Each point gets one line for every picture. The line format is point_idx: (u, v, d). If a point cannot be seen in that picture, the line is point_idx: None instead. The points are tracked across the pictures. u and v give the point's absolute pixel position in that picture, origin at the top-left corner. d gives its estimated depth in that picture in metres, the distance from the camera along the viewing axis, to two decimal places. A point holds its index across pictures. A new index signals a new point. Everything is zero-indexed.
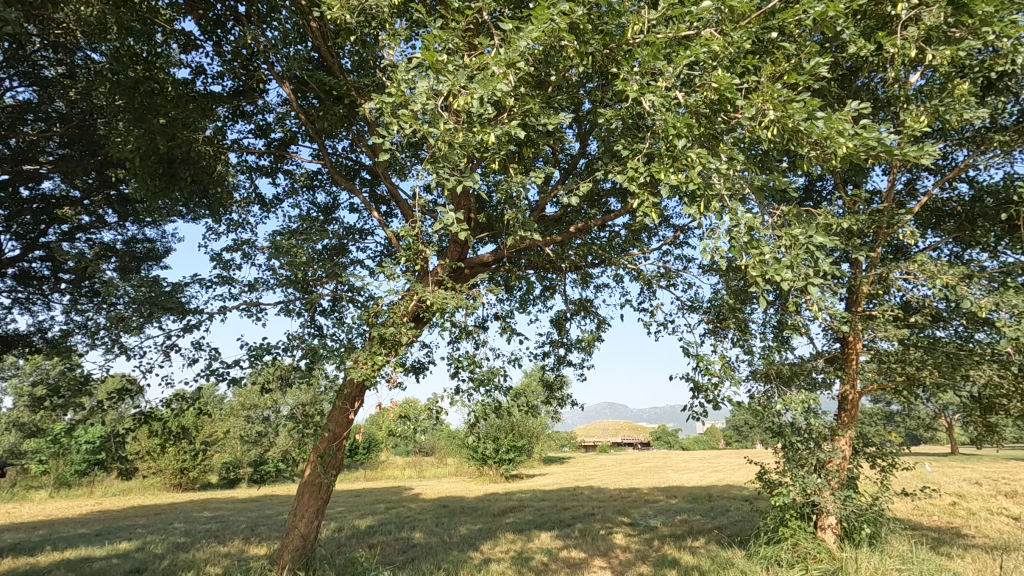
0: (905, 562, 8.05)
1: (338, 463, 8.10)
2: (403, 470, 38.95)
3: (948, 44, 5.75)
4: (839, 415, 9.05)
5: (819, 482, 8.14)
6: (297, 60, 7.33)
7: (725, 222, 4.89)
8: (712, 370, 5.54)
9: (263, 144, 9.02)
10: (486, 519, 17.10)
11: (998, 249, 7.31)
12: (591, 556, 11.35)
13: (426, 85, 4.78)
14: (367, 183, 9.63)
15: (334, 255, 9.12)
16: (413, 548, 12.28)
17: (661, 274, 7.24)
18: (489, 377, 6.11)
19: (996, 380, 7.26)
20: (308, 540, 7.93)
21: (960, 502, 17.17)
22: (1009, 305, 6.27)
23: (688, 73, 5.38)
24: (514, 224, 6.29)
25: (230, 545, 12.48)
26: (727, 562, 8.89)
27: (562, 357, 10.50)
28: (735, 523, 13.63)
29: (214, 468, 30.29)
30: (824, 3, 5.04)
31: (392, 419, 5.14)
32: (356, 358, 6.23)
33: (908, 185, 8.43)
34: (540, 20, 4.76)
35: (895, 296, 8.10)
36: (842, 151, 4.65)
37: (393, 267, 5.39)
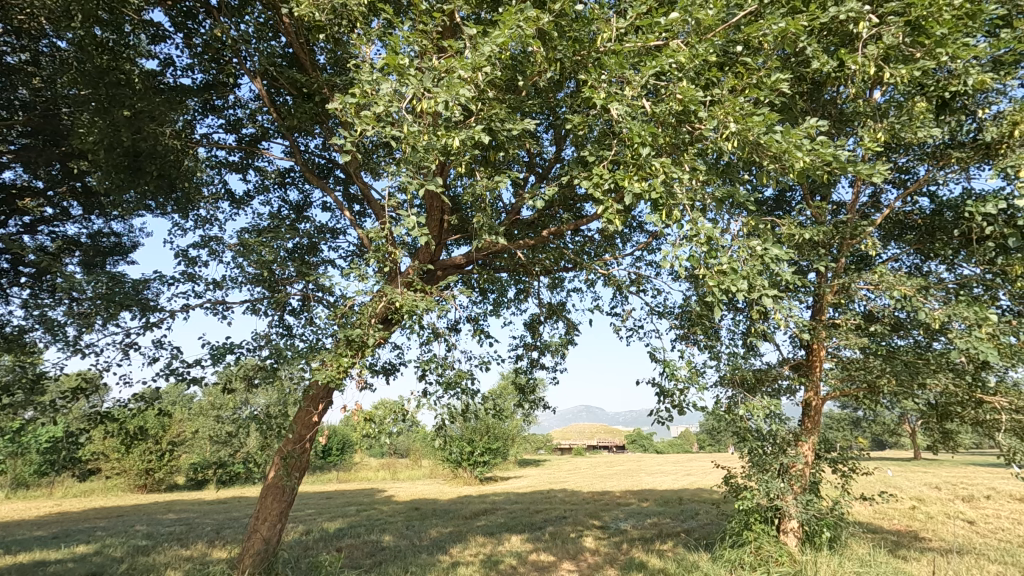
0: (863, 565, 8.27)
1: (302, 465, 8.01)
2: (376, 473, 38.55)
3: (906, 63, 5.93)
4: (803, 421, 9.23)
5: (782, 487, 8.27)
6: (266, 56, 7.23)
7: (684, 231, 5.03)
8: (677, 376, 5.61)
9: (234, 139, 8.84)
10: (458, 522, 16.99)
11: (955, 262, 7.55)
12: (560, 559, 11.36)
13: (391, 87, 4.77)
14: (340, 182, 9.53)
15: (304, 254, 9.00)
16: (381, 550, 12.15)
17: (631, 280, 7.31)
18: (457, 380, 6.13)
19: (951, 389, 7.47)
20: (270, 544, 7.75)
21: (920, 506, 17.67)
22: (961, 317, 6.47)
23: (656, 83, 5.47)
24: (484, 227, 6.29)
25: (193, 549, 12.18)
26: (692, 565, 9.00)
27: (535, 360, 10.53)
28: (703, 526, 13.82)
29: (181, 469, 29.62)
30: (785, 20, 5.18)
31: (357, 422, 5.11)
32: (321, 359, 6.16)
33: (872, 198, 8.65)
34: (508, 25, 4.78)
35: (857, 306, 8.31)
36: (800, 165, 4.79)
37: (361, 268, 5.37)
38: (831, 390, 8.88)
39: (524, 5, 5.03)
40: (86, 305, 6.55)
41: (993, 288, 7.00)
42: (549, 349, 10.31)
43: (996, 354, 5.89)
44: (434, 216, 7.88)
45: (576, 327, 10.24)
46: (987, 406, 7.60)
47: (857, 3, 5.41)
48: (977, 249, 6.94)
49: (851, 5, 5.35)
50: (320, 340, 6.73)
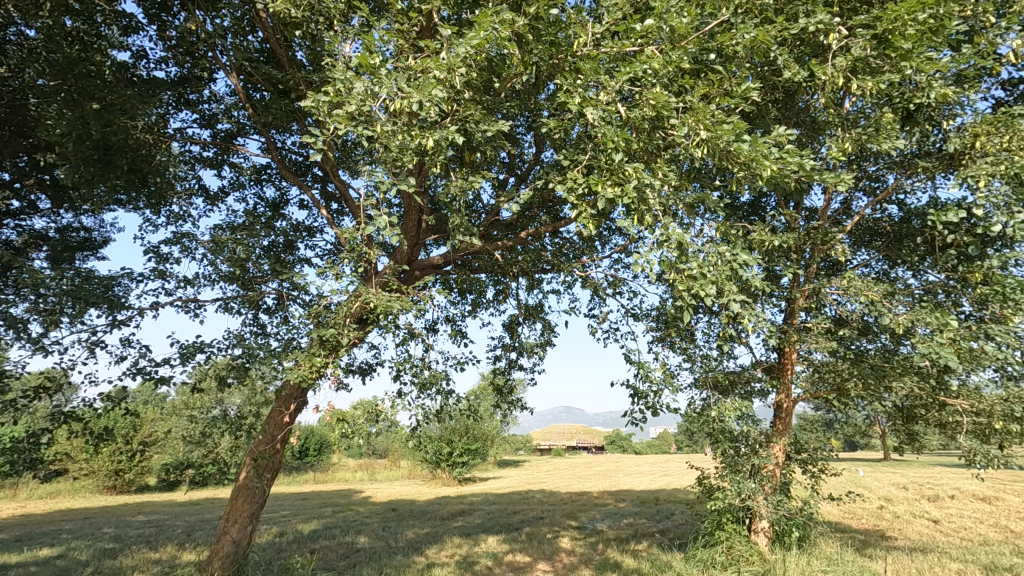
0: (830, 564, 8.45)
1: (274, 466, 7.90)
2: (354, 473, 38.24)
3: (872, 75, 6.10)
4: (775, 423, 9.38)
5: (753, 487, 8.41)
6: (240, 52, 7.13)
7: (656, 235, 5.10)
8: (650, 378, 5.68)
9: (208, 135, 8.69)
10: (434, 523, 16.94)
11: (921, 269, 7.77)
12: (535, 560, 11.39)
13: (363, 88, 4.77)
14: (317, 179, 9.42)
15: (280, 252, 8.90)
16: (356, 552, 12.03)
17: (607, 282, 7.38)
18: (433, 380, 6.14)
19: (915, 392, 7.68)
20: (241, 546, 7.62)
21: (888, 505, 18.11)
22: (924, 322, 6.65)
23: (631, 88, 5.54)
24: (459, 228, 6.29)
25: (162, 551, 11.96)
26: (665, 565, 9.11)
27: (513, 361, 10.56)
28: (678, 526, 13.99)
29: (152, 471, 28.98)
30: (755, 30, 5.30)
31: (330, 423, 5.07)
32: (294, 359, 6.10)
33: (843, 205, 8.85)
34: (484, 27, 4.80)
35: (827, 310, 8.49)
36: (767, 172, 4.90)
37: (335, 267, 5.34)
38: (801, 392, 9.05)
39: (500, 8, 5.06)
40: (50, 301, 6.36)
41: (956, 294, 7.22)
42: (528, 351, 10.34)
43: (956, 359, 6.07)
44: (412, 216, 7.81)
45: (553, 329, 10.30)
46: (950, 409, 7.84)
47: (826, 16, 5.55)
48: (940, 257, 7.15)
49: (820, 17, 5.48)
50: (294, 339, 6.67)
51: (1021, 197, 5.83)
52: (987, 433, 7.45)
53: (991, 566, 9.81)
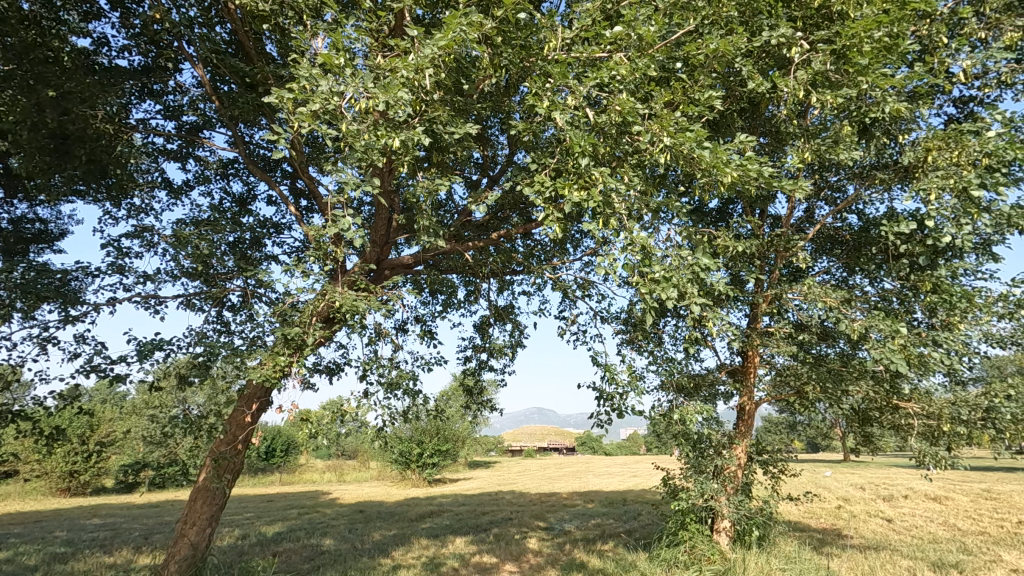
0: (787, 562, 8.67)
1: (235, 466, 7.71)
2: (321, 474, 37.62)
3: (831, 88, 6.31)
4: (737, 425, 9.58)
5: (715, 487, 8.58)
6: (206, 43, 6.95)
7: (621, 239, 5.21)
8: (616, 380, 5.76)
9: (173, 126, 8.45)
10: (402, 524, 16.78)
11: (877, 276, 8.05)
12: (502, 561, 11.39)
13: (329, 85, 4.74)
14: (286, 175, 9.24)
15: (245, 249, 8.71)
16: (321, 554, 11.85)
17: (577, 285, 7.45)
18: (400, 380, 6.10)
19: (871, 395, 7.94)
20: (199, 549, 7.42)
21: (845, 505, 18.73)
22: (878, 328, 6.90)
23: (599, 93, 5.62)
24: (428, 227, 6.27)
25: (116, 556, 11.56)
26: (630, 565, 9.23)
27: (483, 361, 10.55)
28: (644, 526, 14.19)
29: (109, 472, 27.99)
30: (718, 41, 5.45)
31: (294, 423, 5.00)
32: (257, 358, 5.99)
33: (807, 213, 9.11)
34: (452, 29, 4.81)
35: (788, 315, 8.72)
36: (728, 180, 5.04)
37: (300, 266, 5.27)
38: (764, 395, 9.26)
39: (470, 10, 5.08)
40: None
41: (908, 302, 7.50)
42: (497, 352, 10.35)
43: (906, 363, 6.31)
44: (382, 216, 7.70)
45: (524, 330, 10.33)
46: (903, 412, 8.16)
47: (788, 30, 5.74)
48: (893, 265, 7.44)
49: (782, 31, 5.66)
50: (258, 338, 6.55)
51: (968, 210, 6.10)
52: (937, 435, 7.76)
53: (939, 563, 10.19)
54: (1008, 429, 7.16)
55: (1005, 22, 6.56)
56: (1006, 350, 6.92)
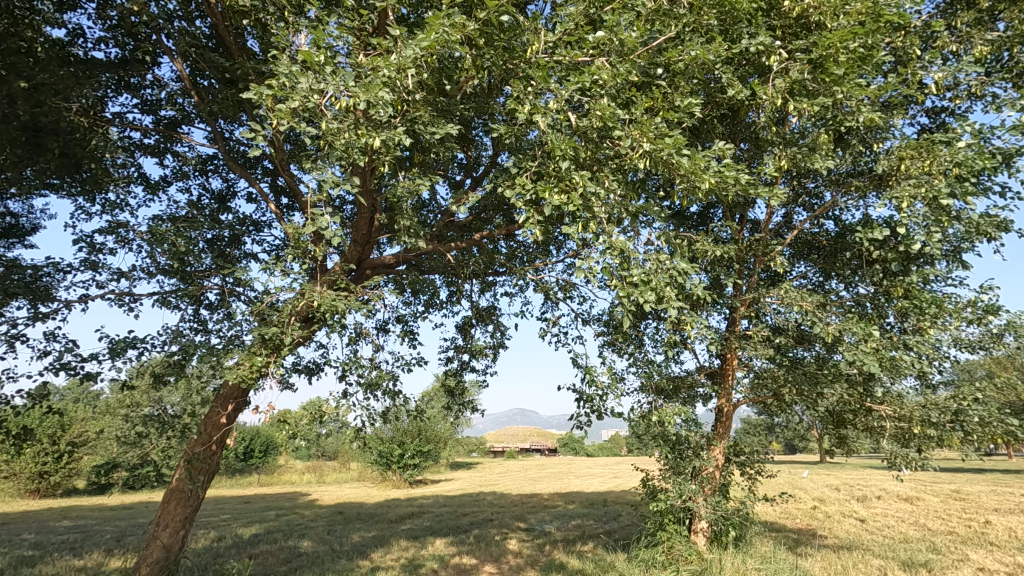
0: (763, 562, 8.79)
1: (209, 467, 7.60)
2: (300, 475, 37.18)
3: (808, 97, 6.43)
4: (715, 426, 9.70)
5: (693, 488, 8.67)
6: (185, 38, 6.84)
7: (601, 242, 5.26)
8: (595, 382, 5.81)
9: (150, 121, 8.29)
10: (383, 525, 16.67)
11: (852, 282, 8.21)
12: (482, 562, 11.36)
13: (309, 83, 4.70)
14: (266, 172, 9.12)
15: (224, 246, 8.58)
16: (298, 557, 11.72)
17: (559, 286, 7.49)
18: (379, 380, 6.08)
19: (845, 397, 8.10)
20: (172, 552, 7.29)
21: (821, 506, 19.09)
22: (851, 331, 7.05)
23: (581, 97, 5.66)
24: (409, 228, 6.25)
25: (87, 559, 11.29)
26: (609, 565, 9.29)
27: (465, 362, 10.53)
28: (624, 527, 14.29)
29: (81, 472, 27.34)
30: (698, 48, 5.54)
31: (271, 424, 4.95)
32: (234, 357, 5.91)
33: (785, 219, 9.25)
34: (434, 30, 4.81)
35: (766, 319, 8.84)
36: (704, 186, 5.13)
37: (278, 265, 5.22)
38: (742, 397, 9.38)
39: (452, 12, 5.08)
40: None
41: (880, 307, 7.67)
42: (479, 353, 10.34)
43: (877, 367, 6.45)
44: (364, 216, 7.58)
45: (506, 331, 10.33)
46: (876, 414, 8.33)
47: (766, 39, 5.84)
48: (867, 271, 7.59)
49: (761, 39, 5.75)
50: (235, 337, 6.47)
51: (938, 218, 6.26)
52: (908, 438, 7.94)
53: (909, 563, 10.42)
54: (975, 432, 7.35)
55: (975, 36, 6.75)
56: (974, 354, 7.11)
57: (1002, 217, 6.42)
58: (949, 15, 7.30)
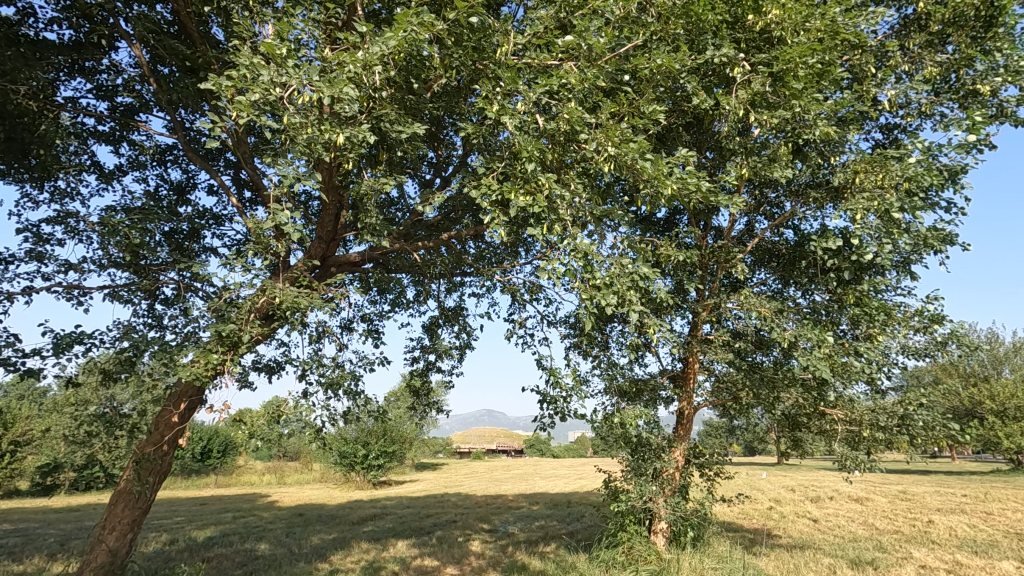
0: (719, 562, 8.97)
1: (161, 469, 7.31)
2: (260, 476, 36.21)
3: (769, 108, 6.63)
4: (676, 429, 9.85)
5: (654, 489, 8.79)
6: (143, 22, 6.59)
7: (565, 244, 5.29)
8: (559, 384, 5.83)
9: (105, 108, 7.96)
10: (344, 527, 16.36)
11: (808, 289, 8.47)
12: (444, 563, 11.29)
13: (270, 76, 4.61)
14: (229, 165, 8.85)
15: (182, 240, 8.30)
16: (254, 560, 11.40)
17: (526, 288, 7.51)
18: (340, 379, 5.98)
19: (800, 401, 8.34)
20: (118, 556, 6.98)
21: (777, 506, 19.69)
22: (806, 338, 7.28)
23: (549, 101, 5.69)
24: (373, 225, 6.17)
25: (27, 563, 10.76)
26: (570, 566, 9.35)
27: (431, 362, 10.45)
28: (587, 528, 14.39)
29: (24, 472, 26.02)
30: (663, 57, 5.63)
31: (225, 423, 4.81)
32: (187, 354, 5.72)
33: (747, 226, 9.47)
34: (401, 27, 4.77)
35: (727, 324, 9.04)
36: (666, 192, 5.23)
37: (237, 261, 5.10)
38: (702, 400, 9.56)
39: (421, 10, 5.05)
40: None
41: (834, 315, 7.95)
42: (445, 353, 10.27)
43: (830, 371, 6.67)
44: (329, 213, 7.37)
45: (472, 332, 10.28)
46: (829, 418, 8.59)
47: (730, 51, 5.99)
48: (822, 279, 7.84)
49: (725, 51, 5.89)
50: (190, 334, 6.27)
51: (889, 230, 6.51)
52: (858, 441, 8.23)
53: (857, 561, 10.80)
54: (920, 436, 7.68)
55: (926, 57, 7.06)
56: (921, 361, 7.44)
57: (948, 231, 6.74)
58: (902, 35, 7.61)
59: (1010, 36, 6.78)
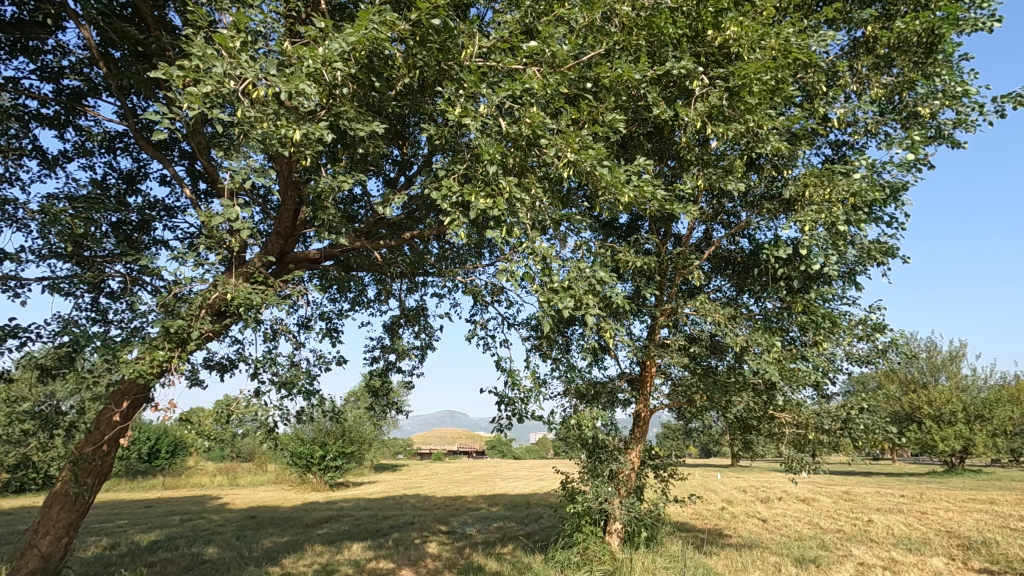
0: (671, 561, 9.18)
1: (102, 469, 6.99)
2: (211, 478, 34.93)
3: (725, 121, 6.85)
4: (633, 430, 10.03)
5: (609, 490, 8.94)
6: (93, 3, 6.30)
7: (523, 247, 5.34)
8: (517, 385, 5.87)
9: (50, 90, 7.58)
10: (297, 530, 16.03)
11: (760, 297, 8.75)
12: (399, 566, 11.16)
13: (224, 68, 4.50)
14: (182, 154, 8.53)
15: (131, 232, 7.96)
16: (201, 564, 11.02)
17: (487, 289, 7.51)
18: (295, 378, 5.87)
19: (751, 405, 8.62)
20: (51, 561, 6.63)
21: (729, 506, 20.29)
22: (757, 343, 7.53)
23: (511, 104, 5.73)
24: (332, 222, 6.07)
25: None
26: (526, 566, 9.39)
27: (391, 362, 10.33)
28: (544, 529, 14.51)
29: None
30: (624, 66, 5.74)
31: (171, 422, 4.65)
32: (132, 352, 5.51)
33: (705, 235, 9.74)
34: (361, 24, 4.72)
35: (683, 328, 9.25)
36: (622, 198, 5.35)
37: (186, 255, 4.94)
38: (659, 403, 9.77)
39: (383, 8, 5.01)
40: None
41: (782, 321, 8.27)
42: (405, 353, 10.19)
43: (777, 376, 6.92)
44: (287, 209, 7.18)
45: (433, 332, 10.22)
46: (778, 421, 8.91)
47: (689, 65, 6.16)
48: (773, 287, 8.13)
49: (684, 64, 6.05)
50: (136, 329, 6.04)
51: (835, 242, 6.80)
52: (804, 444, 8.56)
53: (801, 558, 11.23)
54: (861, 438, 8.07)
55: (872, 79, 7.42)
56: (863, 368, 7.80)
57: (889, 244, 7.09)
58: (852, 56, 7.96)
59: (948, 63, 7.20)
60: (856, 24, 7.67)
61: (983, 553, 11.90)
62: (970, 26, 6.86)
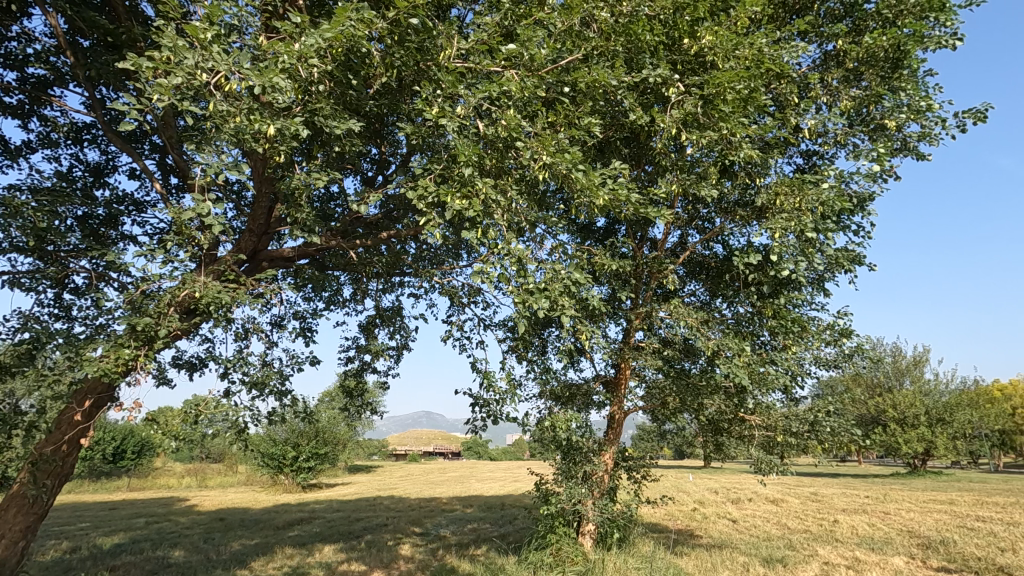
0: (642, 561, 9.28)
1: (62, 471, 6.76)
2: (179, 478, 34.09)
3: (700, 128, 6.98)
4: (607, 432, 10.11)
5: (582, 491, 9.00)
6: None
7: (500, 248, 5.35)
8: (492, 387, 5.88)
9: (13, 78, 7.34)
10: (268, 532, 15.75)
11: (732, 302, 8.91)
12: (371, 568, 11.06)
13: (196, 59, 4.43)
14: (152, 147, 8.33)
15: (97, 226, 7.75)
16: (166, 568, 10.74)
17: (464, 290, 7.50)
18: (267, 377, 5.78)
19: (722, 407, 8.77)
20: (6, 566, 6.39)
21: (700, 506, 20.59)
22: (728, 347, 7.67)
23: (489, 106, 5.74)
24: (306, 220, 5.99)
25: None
26: (499, 568, 9.39)
27: (366, 363, 10.23)
28: (518, 531, 14.53)
29: None
30: (601, 71, 5.80)
31: (135, 422, 4.53)
32: (95, 350, 5.36)
33: (680, 239, 9.88)
34: (338, 21, 4.69)
35: (658, 331, 9.36)
36: (597, 201, 5.40)
37: (153, 251, 4.83)
38: (633, 405, 9.87)
39: (360, 6, 4.98)
40: None
41: (752, 326, 8.44)
42: (380, 353, 10.10)
43: (747, 379, 7.07)
44: (261, 205, 7.05)
45: (409, 332, 10.15)
46: (747, 423, 9.09)
47: (665, 73, 6.26)
48: (745, 292, 8.30)
49: (660, 71, 6.14)
50: (101, 327, 5.88)
51: (804, 249, 6.98)
52: (773, 445, 8.74)
53: (769, 558, 11.48)
54: (827, 440, 8.30)
55: (842, 91, 7.65)
56: (830, 371, 8.01)
57: (855, 251, 7.30)
58: (823, 69, 8.18)
59: (912, 78, 7.45)
60: (827, 38, 7.89)
61: (942, 551, 12.33)
62: (934, 43, 7.11)
